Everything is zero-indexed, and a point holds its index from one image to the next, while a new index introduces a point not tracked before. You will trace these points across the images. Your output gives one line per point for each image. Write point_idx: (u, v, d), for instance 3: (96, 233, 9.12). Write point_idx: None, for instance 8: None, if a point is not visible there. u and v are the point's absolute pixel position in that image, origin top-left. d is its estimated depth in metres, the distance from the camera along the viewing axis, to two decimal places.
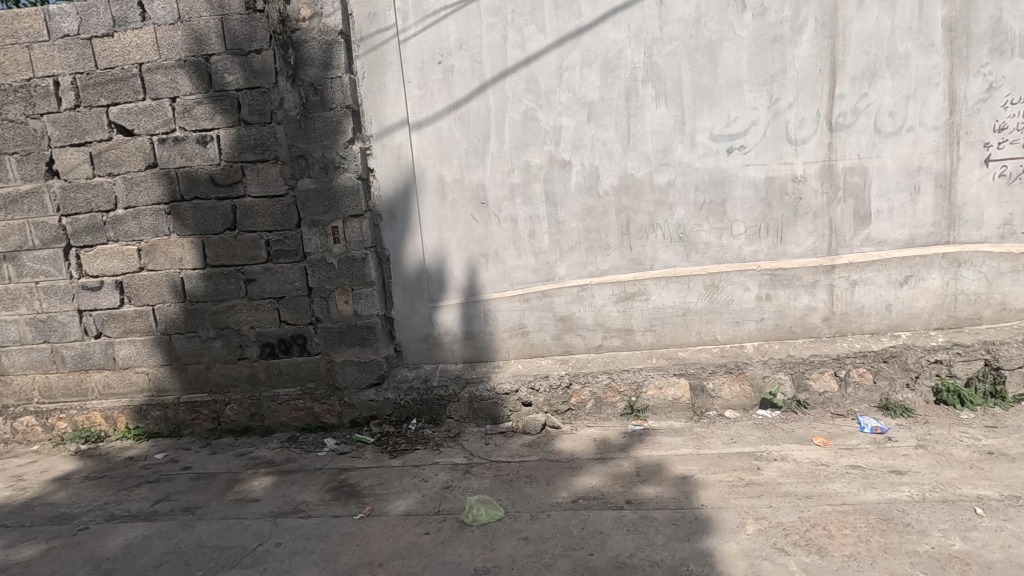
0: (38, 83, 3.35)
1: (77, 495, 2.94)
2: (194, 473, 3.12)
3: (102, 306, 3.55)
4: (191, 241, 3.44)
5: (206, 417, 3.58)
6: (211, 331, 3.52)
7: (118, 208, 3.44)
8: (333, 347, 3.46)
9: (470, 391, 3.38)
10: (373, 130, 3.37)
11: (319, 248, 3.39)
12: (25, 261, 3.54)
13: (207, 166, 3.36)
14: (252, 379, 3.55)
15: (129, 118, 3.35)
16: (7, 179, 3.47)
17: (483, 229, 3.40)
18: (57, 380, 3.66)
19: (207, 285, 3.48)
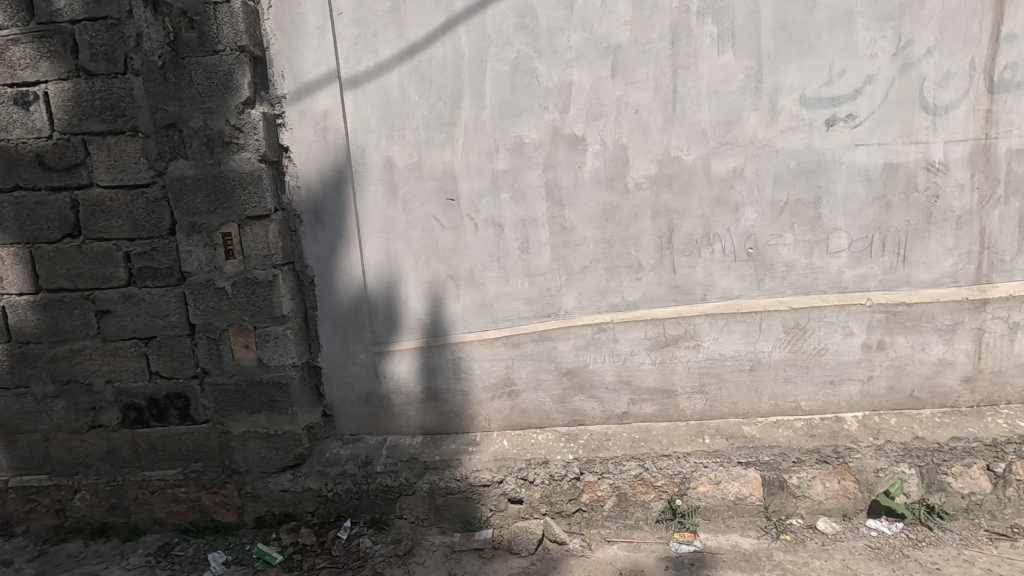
0: None
1: None
2: None
3: None
4: (15, 252, 2.29)
5: (45, 510, 2.44)
6: (49, 387, 2.38)
7: None
8: (228, 412, 2.32)
9: (430, 482, 2.25)
10: (285, 88, 2.21)
11: (203, 266, 2.24)
12: None
13: (32, 141, 2.21)
14: (112, 456, 2.41)
15: None
16: None
17: (453, 238, 2.26)
18: None
19: (40, 318, 2.33)
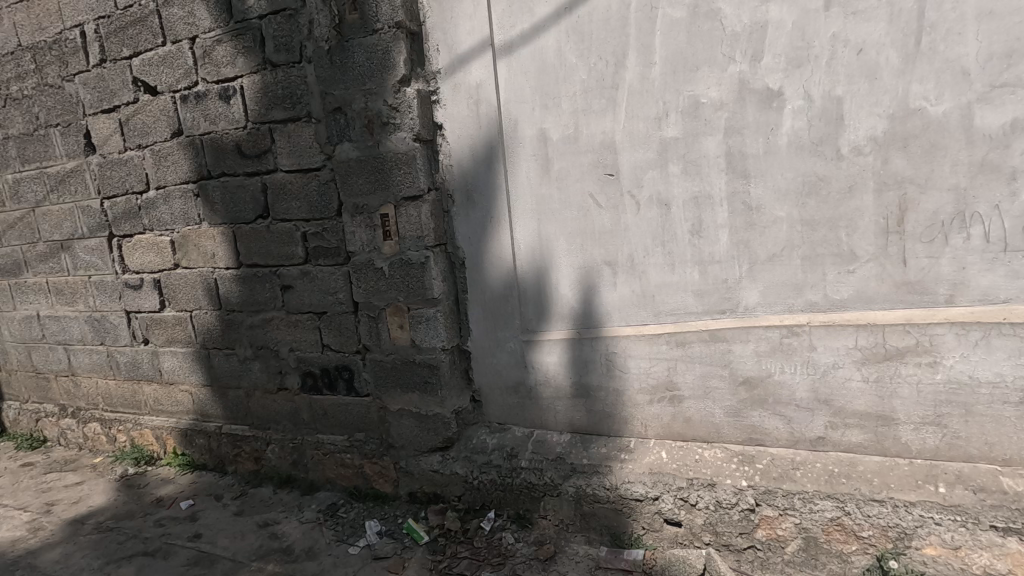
0: (68, 36, 2.77)
1: (67, 562, 2.32)
2: (196, 552, 2.31)
3: (144, 308, 2.96)
4: (223, 231, 2.61)
5: (247, 456, 2.81)
6: (248, 350, 2.70)
7: (150, 189, 2.76)
8: (386, 389, 2.40)
9: (576, 486, 2.07)
10: (440, 62, 2.13)
11: (365, 246, 2.30)
12: (79, 251, 3.11)
13: (233, 131, 2.46)
14: (294, 416, 2.67)
15: (150, 72, 2.59)
16: (55, 156, 3.01)
17: (610, 219, 1.99)
18: (116, 387, 3.23)
19: (241, 290, 2.64)
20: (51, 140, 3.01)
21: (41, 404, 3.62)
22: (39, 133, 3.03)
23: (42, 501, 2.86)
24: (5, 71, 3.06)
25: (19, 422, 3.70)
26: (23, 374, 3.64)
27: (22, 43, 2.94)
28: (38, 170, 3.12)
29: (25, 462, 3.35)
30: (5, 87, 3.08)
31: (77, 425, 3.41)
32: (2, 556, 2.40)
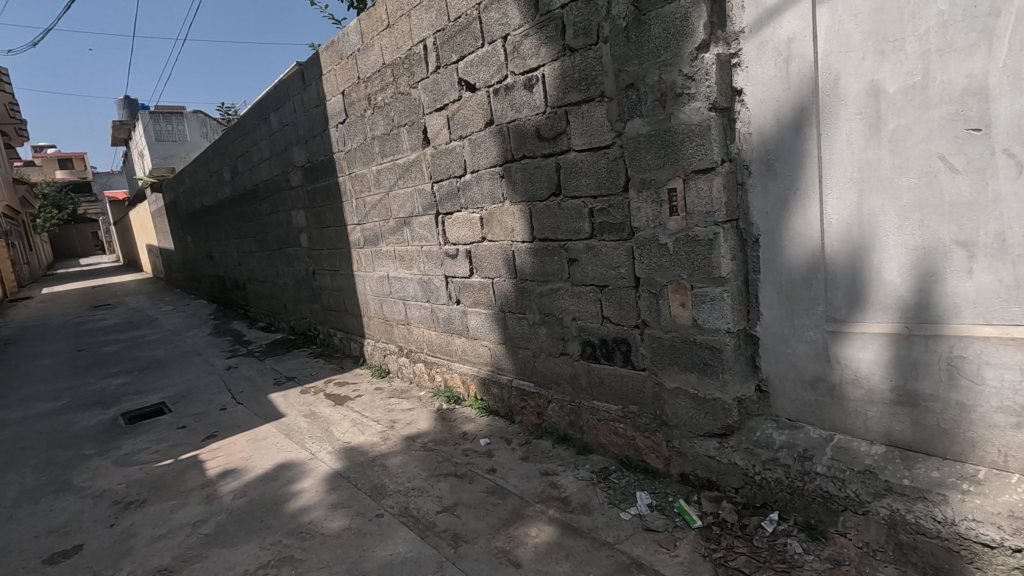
0: (415, 51, 3.43)
1: (404, 468, 2.98)
2: (492, 484, 2.71)
3: (458, 274, 3.55)
4: (521, 208, 2.93)
5: (531, 410, 3.18)
6: (537, 316, 3.01)
7: (466, 173, 3.26)
8: (662, 365, 2.40)
9: (892, 509, 1.75)
10: (744, 20, 1.95)
11: (650, 222, 2.30)
12: (415, 226, 3.89)
13: (534, 117, 2.72)
14: (573, 380, 2.89)
15: (471, 72, 3.02)
16: (403, 150, 3.80)
17: (971, 188, 1.57)
18: (436, 337, 3.98)
19: (534, 262, 2.94)
20: (401, 138, 3.80)
21: (387, 345, 4.70)
22: (393, 133, 3.86)
23: (388, 418, 3.73)
24: (374, 86, 3.96)
25: (374, 356, 4.88)
26: (377, 321, 4.77)
27: (385, 62, 3.76)
28: (392, 162, 3.98)
29: (377, 387, 4.41)
30: (374, 98, 3.99)
31: (410, 364, 4.34)
32: (366, 454, 3.22)
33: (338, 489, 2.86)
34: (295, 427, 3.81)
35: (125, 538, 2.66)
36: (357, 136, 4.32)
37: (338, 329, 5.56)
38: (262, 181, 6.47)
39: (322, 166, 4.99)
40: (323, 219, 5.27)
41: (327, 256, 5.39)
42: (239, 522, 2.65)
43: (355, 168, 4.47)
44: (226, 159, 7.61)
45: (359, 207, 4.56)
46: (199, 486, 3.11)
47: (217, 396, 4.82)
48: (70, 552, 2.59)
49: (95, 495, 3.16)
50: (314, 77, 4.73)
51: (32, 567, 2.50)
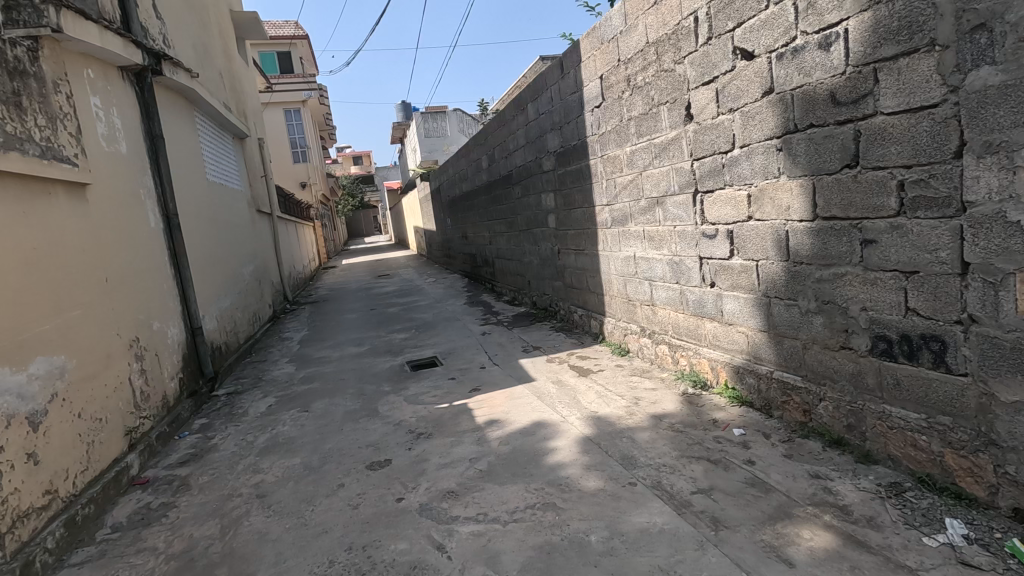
0: (684, 25, 3.35)
1: (653, 444, 3.01)
2: (751, 475, 2.56)
3: (716, 255, 3.42)
4: (802, 183, 2.69)
5: (796, 406, 2.93)
6: (813, 303, 2.76)
7: (735, 148, 3.11)
8: (996, 370, 2.00)
9: None
10: None
11: (994, 194, 1.92)
12: (669, 206, 3.85)
13: (829, 80, 2.46)
14: (857, 379, 2.59)
15: (750, 39, 2.86)
16: (662, 129, 3.78)
17: None
18: (683, 319, 3.91)
19: (814, 243, 2.69)
20: (660, 116, 3.77)
21: (628, 324, 4.77)
22: (652, 112, 3.86)
23: (631, 394, 3.79)
24: (634, 67, 4.00)
25: (614, 334, 5.00)
26: (619, 300, 4.87)
27: (649, 41, 3.75)
28: (648, 142, 3.99)
29: (618, 364, 4.52)
30: (633, 79, 4.03)
31: (652, 344, 4.34)
32: (614, 425, 3.34)
33: (590, 452, 3.03)
34: (544, 391, 4.14)
35: (420, 461, 3.23)
36: (613, 119, 4.43)
37: (579, 306, 5.84)
38: (516, 167, 7.09)
39: (574, 149, 5.25)
40: (572, 201, 5.56)
41: (572, 236, 5.69)
42: (506, 465, 3.01)
43: (608, 150, 4.60)
44: (485, 149, 8.52)
45: (609, 187, 4.69)
46: (470, 429, 3.61)
47: (476, 356, 5.50)
48: (383, 463, 3.27)
49: (395, 423, 3.91)
50: (572, 65, 4.97)
51: (360, 469, 3.22)
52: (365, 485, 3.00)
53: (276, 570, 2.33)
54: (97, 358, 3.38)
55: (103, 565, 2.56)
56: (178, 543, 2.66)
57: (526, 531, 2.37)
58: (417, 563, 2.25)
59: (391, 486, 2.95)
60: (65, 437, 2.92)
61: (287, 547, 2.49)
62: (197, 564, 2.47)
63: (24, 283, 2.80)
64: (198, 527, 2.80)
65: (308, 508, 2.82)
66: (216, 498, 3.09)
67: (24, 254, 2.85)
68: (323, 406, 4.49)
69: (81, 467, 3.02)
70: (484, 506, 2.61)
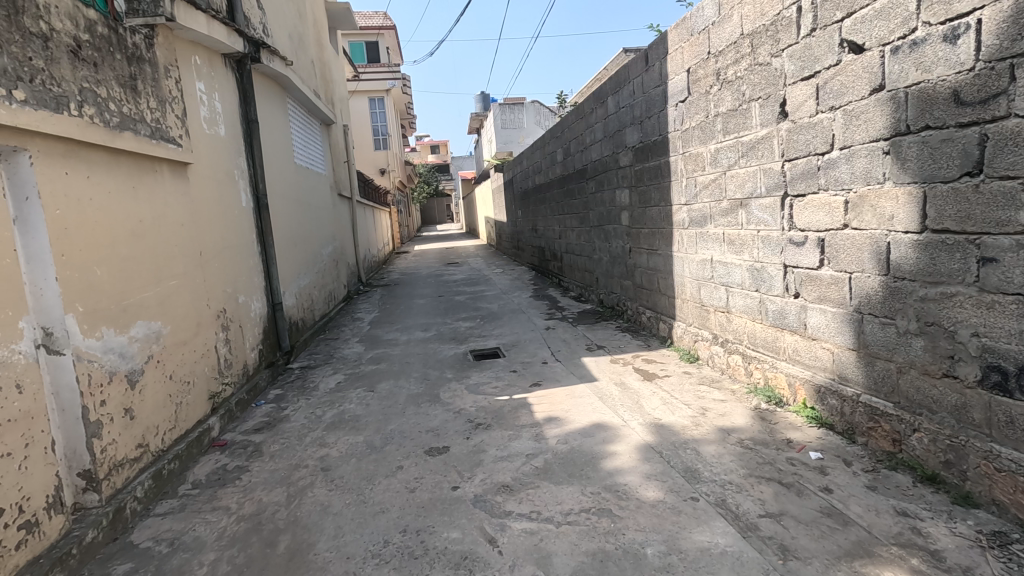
0: (785, 15, 3.13)
1: (719, 458, 2.86)
2: (828, 504, 2.37)
3: (803, 264, 3.19)
4: (911, 191, 2.44)
5: (884, 434, 2.68)
6: (913, 324, 2.51)
7: (833, 150, 2.87)
8: None
9: None
10: None
11: None
12: (753, 209, 3.63)
13: (953, 77, 2.21)
14: (961, 412, 2.33)
15: (861, 30, 2.62)
16: (751, 126, 3.56)
17: None
18: (760, 330, 3.69)
19: (920, 257, 2.43)
20: (751, 113, 3.56)
21: (699, 330, 4.57)
22: (742, 108, 3.64)
23: (699, 404, 3.62)
24: (726, 59, 3.78)
25: (683, 339, 4.81)
26: (691, 304, 4.67)
27: (744, 33, 3.53)
28: (735, 140, 3.78)
29: (685, 371, 4.34)
30: (724, 73, 3.82)
31: (724, 353, 4.14)
32: (678, 435, 3.20)
33: (650, 461, 2.92)
34: (607, 393, 4.05)
35: (477, 451, 3.25)
36: (698, 114, 4.24)
37: (648, 307, 5.66)
38: (592, 161, 6.96)
39: (654, 145, 5.07)
40: (648, 198, 5.38)
41: (646, 235, 5.52)
42: (563, 465, 2.96)
43: (691, 147, 4.40)
44: (561, 142, 8.42)
45: (689, 186, 4.48)
46: (529, 424, 3.59)
47: (539, 350, 5.47)
48: (442, 450, 3.31)
49: (455, 411, 3.96)
50: (657, 57, 4.78)
51: (419, 453, 3.28)
52: (423, 470, 3.06)
53: (335, 544, 2.41)
54: (189, 325, 3.64)
55: (183, 518, 2.75)
56: (249, 506, 2.82)
57: (579, 535, 2.32)
58: (468, 554, 2.25)
59: (448, 473, 2.99)
60: (157, 396, 3.17)
61: (346, 522, 2.58)
62: (264, 528, 2.60)
63: (130, 253, 3.05)
64: (267, 493, 2.95)
65: (367, 487, 2.91)
66: (285, 466, 3.26)
67: (133, 226, 3.10)
68: (388, 388, 4.63)
69: (169, 425, 3.28)
70: (539, 505, 2.58)
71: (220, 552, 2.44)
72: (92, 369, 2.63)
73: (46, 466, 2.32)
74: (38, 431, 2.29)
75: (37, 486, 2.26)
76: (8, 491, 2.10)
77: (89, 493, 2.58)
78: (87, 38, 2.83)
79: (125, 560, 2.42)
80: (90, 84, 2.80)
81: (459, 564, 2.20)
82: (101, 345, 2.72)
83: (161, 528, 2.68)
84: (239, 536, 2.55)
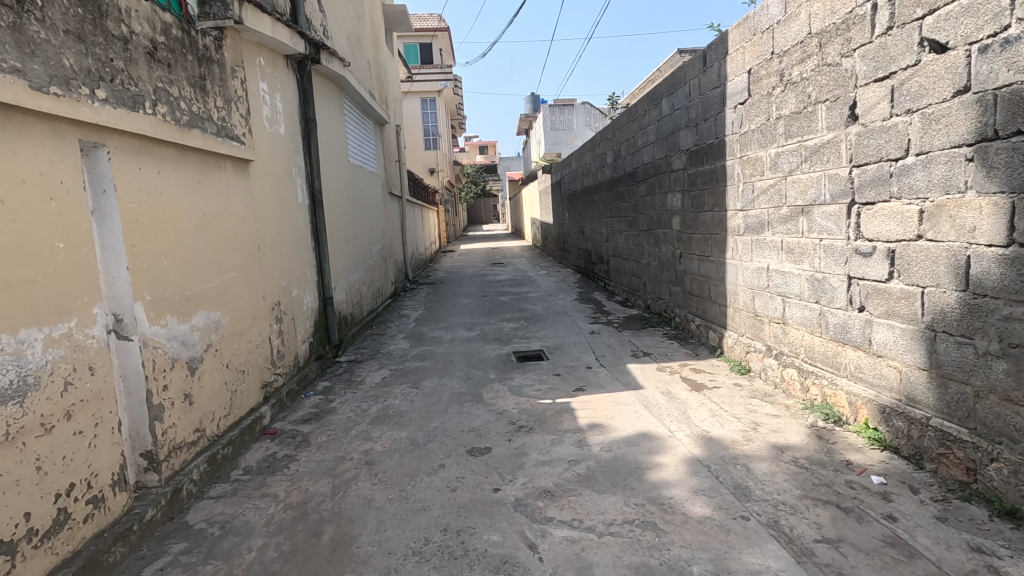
0: (859, 12, 2.96)
1: (772, 477, 2.73)
2: (891, 533, 2.22)
3: (870, 275, 3.02)
4: (998, 201, 2.26)
5: (958, 462, 2.49)
6: (995, 345, 2.32)
7: (908, 155, 2.70)
8: None
9: None
10: None
11: None
12: (815, 216, 3.46)
13: None
14: None
15: (944, 28, 2.45)
16: (816, 129, 3.39)
17: None
18: (819, 344, 3.51)
19: (1005, 273, 2.25)
20: (816, 115, 3.39)
21: (752, 341, 4.39)
22: (807, 110, 3.48)
23: (750, 418, 3.48)
24: (791, 60, 3.63)
25: (734, 350, 4.65)
26: (744, 313, 4.50)
27: (812, 32, 3.37)
28: (798, 144, 3.61)
29: (736, 382, 4.19)
30: (788, 73, 3.66)
31: (778, 366, 3.96)
32: (728, 449, 3.08)
33: (698, 475, 2.82)
34: (653, 401, 3.95)
35: (519, 454, 3.23)
36: (758, 116, 4.08)
37: (698, 315, 5.50)
38: (643, 164, 6.83)
39: (710, 149, 4.92)
40: (701, 203, 5.23)
41: (698, 240, 5.37)
42: (606, 474, 2.90)
43: (750, 151, 4.24)
44: (612, 144, 8.30)
45: (746, 191, 4.33)
46: (572, 430, 3.53)
47: (584, 354, 5.41)
48: (483, 450, 3.31)
49: (498, 412, 3.95)
50: (716, 58, 4.64)
51: (461, 453, 3.29)
52: (464, 470, 3.06)
53: (378, 538, 2.44)
54: (246, 316, 3.78)
55: (234, 502, 2.86)
56: (296, 495, 2.90)
57: (622, 547, 2.26)
58: (508, 558, 2.24)
59: (489, 475, 2.98)
60: (215, 383, 3.31)
61: (389, 517, 2.61)
62: (310, 518, 2.66)
63: (195, 245, 3.19)
64: (314, 483, 3.02)
65: (410, 483, 2.94)
66: (331, 458, 3.33)
67: (198, 219, 3.24)
68: (432, 386, 4.67)
69: (225, 412, 3.41)
70: (581, 513, 2.54)
71: (268, 538, 2.51)
72: (156, 355, 2.75)
73: (113, 445, 2.45)
74: (107, 412, 2.42)
75: (104, 464, 2.39)
76: (78, 467, 2.22)
77: (150, 473, 2.71)
78: (163, 40, 2.97)
79: (180, 540, 2.53)
80: (163, 83, 2.94)
81: (498, 567, 2.18)
82: (165, 332, 2.85)
83: (214, 510, 2.78)
84: (286, 524, 2.62)
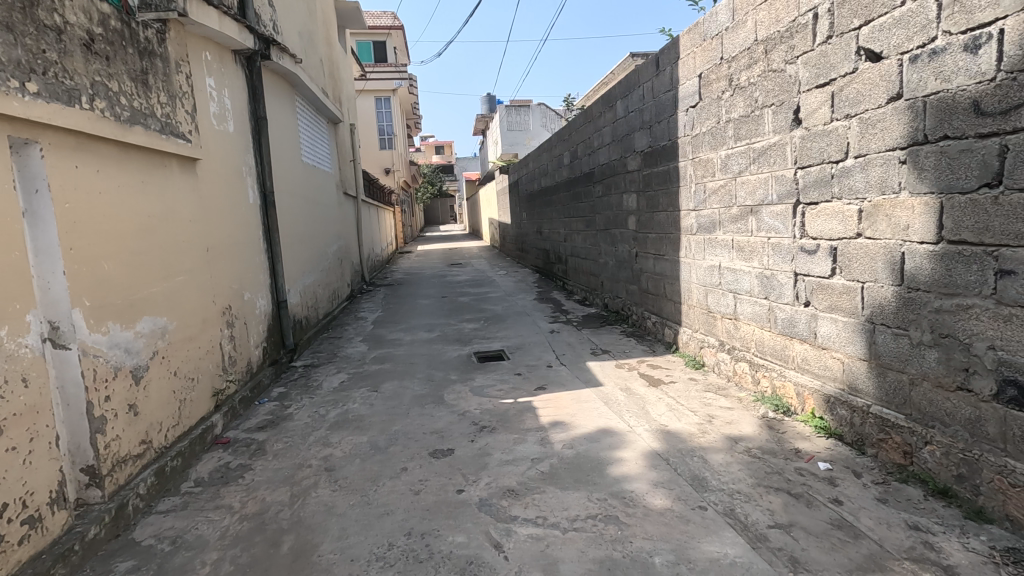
0: (801, 21, 3.10)
1: (727, 467, 2.83)
2: (838, 516, 2.34)
3: (814, 272, 3.17)
4: (929, 201, 2.42)
5: (896, 446, 2.65)
6: (927, 336, 2.48)
7: (848, 158, 2.85)
8: None
9: None
10: None
11: None
12: (763, 216, 3.61)
13: (973, 87, 2.19)
14: (974, 426, 2.31)
15: (879, 38, 2.60)
16: (763, 132, 3.53)
17: None
18: (769, 338, 3.67)
19: (936, 268, 2.41)
20: (763, 119, 3.54)
21: (706, 337, 4.54)
22: (755, 114, 3.62)
23: (706, 411, 3.59)
24: (739, 65, 3.77)
25: (689, 345, 4.79)
26: (698, 310, 4.64)
27: (758, 39, 3.51)
28: (746, 146, 3.76)
29: (692, 377, 4.32)
30: (737, 78, 3.80)
31: (730, 361, 4.11)
32: (685, 442, 3.17)
33: (658, 468, 2.90)
34: (613, 398, 4.02)
35: (483, 454, 3.22)
36: (709, 119, 4.22)
37: (654, 312, 5.64)
38: (599, 165, 6.95)
39: (663, 150, 5.05)
40: (656, 203, 5.36)
41: (653, 239, 5.50)
42: (569, 470, 2.94)
43: (701, 152, 4.38)
44: (568, 145, 8.40)
45: (698, 192, 4.47)
46: (534, 428, 3.56)
47: (544, 353, 5.45)
48: (446, 452, 3.29)
49: (460, 413, 3.93)
50: (668, 62, 4.77)
51: (424, 455, 3.26)
52: (427, 472, 3.03)
53: (340, 545, 2.39)
54: (195, 321, 3.63)
55: (186, 516, 2.74)
56: (252, 505, 2.80)
57: (587, 542, 2.29)
58: (473, 559, 2.23)
59: (453, 476, 2.96)
60: (162, 392, 3.16)
61: (351, 524, 2.56)
62: (267, 528, 2.58)
63: (139, 248, 3.04)
64: (271, 492, 2.93)
65: (372, 488, 2.89)
66: (289, 465, 3.24)
67: (142, 221, 3.09)
68: (392, 388, 4.60)
69: (173, 422, 3.26)
70: (545, 510, 2.56)
71: (224, 551, 2.42)
72: (97, 364, 2.60)
73: (50, 461, 2.30)
74: (43, 426, 2.27)
75: (41, 481, 2.24)
76: (11, 485, 2.08)
77: (92, 489, 2.56)
78: (100, 32, 2.82)
79: (127, 558, 2.40)
80: (101, 77, 2.79)
81: (464, 569, 2.18)
82: (107, 340, 2.70)
83: (163, 525, 2.66)
84: (242, 535, 2.53)
